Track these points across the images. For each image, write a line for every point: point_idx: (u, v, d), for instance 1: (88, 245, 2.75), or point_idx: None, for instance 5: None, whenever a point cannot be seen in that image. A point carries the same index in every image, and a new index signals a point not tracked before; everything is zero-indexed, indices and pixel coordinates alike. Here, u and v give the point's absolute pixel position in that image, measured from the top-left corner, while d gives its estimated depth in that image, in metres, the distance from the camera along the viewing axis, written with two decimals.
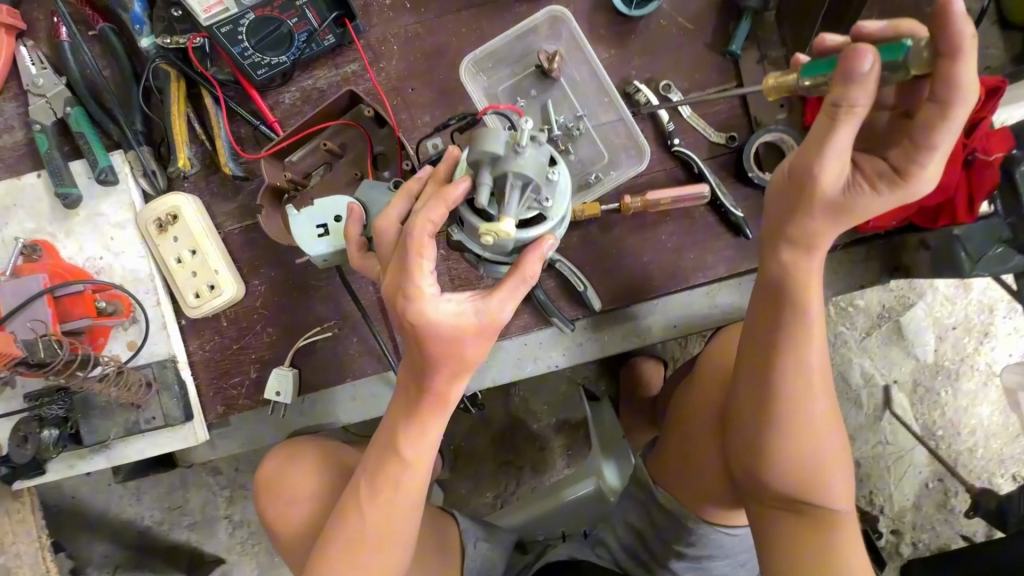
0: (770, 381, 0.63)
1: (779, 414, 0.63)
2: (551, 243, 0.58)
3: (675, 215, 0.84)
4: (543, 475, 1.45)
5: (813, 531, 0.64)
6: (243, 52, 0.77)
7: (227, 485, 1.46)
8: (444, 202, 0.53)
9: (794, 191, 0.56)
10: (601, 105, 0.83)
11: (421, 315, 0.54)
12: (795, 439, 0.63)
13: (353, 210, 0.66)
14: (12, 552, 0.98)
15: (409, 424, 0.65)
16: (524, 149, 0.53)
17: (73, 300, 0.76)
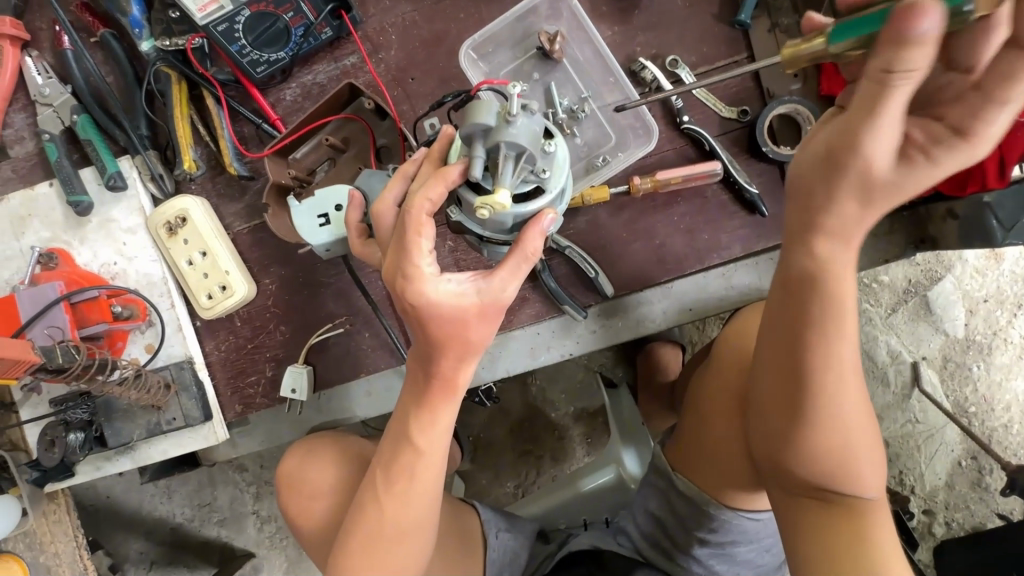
0: (800, 378, 0.58)
1: (809, 413, 0.59)
2: (551, 218, 0.56)
3: (687, 195, 0.81)
4: (563, 464, 1.44)
5: (845, 523, 0.62)
6: (241, 50, 0.76)
7: (253, 482, 1.50)
8: (439, 178, 0.53)
9: (832, 171, 0.48)
10: (606, 85, 0.81)
11: (422, 295, 0.54)
12: (827, 435, 0.59)
13: (353, 197, 0.65)
14: (50, 552, 1.01)
15: (419, 414, 0.64)
16: (516, 118, 0.51)
17: (88, 305, 0.77)
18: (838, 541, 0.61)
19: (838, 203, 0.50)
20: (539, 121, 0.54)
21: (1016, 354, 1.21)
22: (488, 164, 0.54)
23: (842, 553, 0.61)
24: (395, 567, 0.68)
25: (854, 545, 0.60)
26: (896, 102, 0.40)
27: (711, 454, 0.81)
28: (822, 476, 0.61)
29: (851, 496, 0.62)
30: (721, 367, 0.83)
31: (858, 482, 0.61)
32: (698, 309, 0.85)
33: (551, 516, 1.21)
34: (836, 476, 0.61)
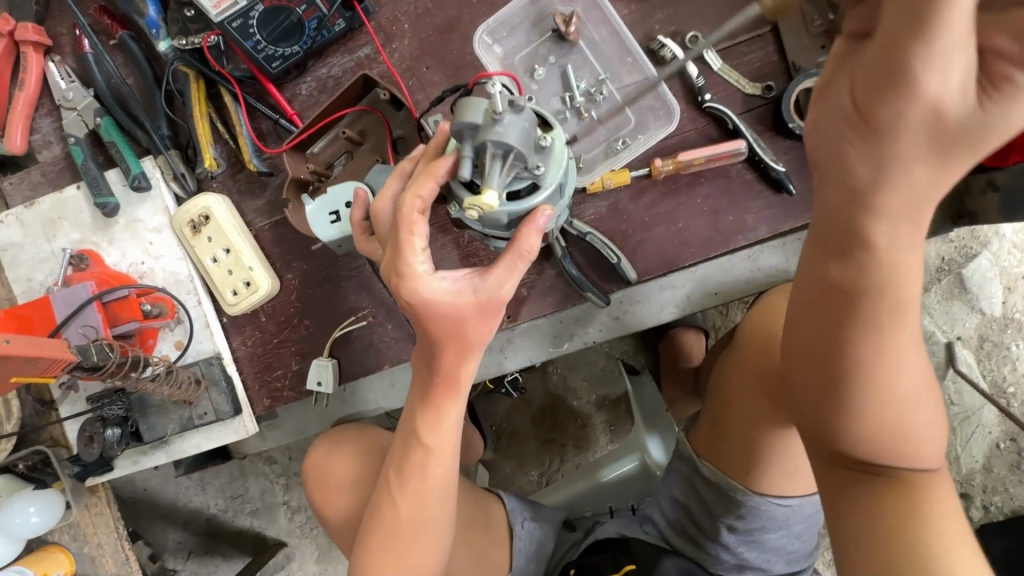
0: (843, 348, 0.48)
1: (855, 385, 0.49)
2: (548, 213, 0.54)
3: (710, 176, 0.79)
4: (586, 452, 1.44)
5: (905, 506, 0.51)
6: (257, 46, 0.76)
7: (283, 473, 1.53)
8: (430, 175, 0.54)
9: (871, 131, 0.40)
10: (624, 65, 0.79)
11: (417, 293, 0.55)
12: (889, 418, 0.49)
13: (359, 194, 0.65)
14: (93, 542, 1.05)
15: (426, 413, 0.65)
16: (503, 115, 0.50)
17: (119, 304, 0.79)
18: (895, 528, 0.51)
19: (895, 172, 0.41)
20: (529, 116, 0.52)
21: None
22: (478, 163, 0.53)
23: (898, 540, 0.50)
24: (413, 565, 0.69)
25: (916, 532, 0.50)
26: (946, 16, 0.33)
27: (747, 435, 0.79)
28: (874, 454, 0.51)
29: (910, 473, 0.51)
30: (743, 350, 0.82)
31: (919, 456, 0.50)
32: (723, 294, 0.84)
33: (576, 504, 1.22)
34: (891, 452, 0.50)
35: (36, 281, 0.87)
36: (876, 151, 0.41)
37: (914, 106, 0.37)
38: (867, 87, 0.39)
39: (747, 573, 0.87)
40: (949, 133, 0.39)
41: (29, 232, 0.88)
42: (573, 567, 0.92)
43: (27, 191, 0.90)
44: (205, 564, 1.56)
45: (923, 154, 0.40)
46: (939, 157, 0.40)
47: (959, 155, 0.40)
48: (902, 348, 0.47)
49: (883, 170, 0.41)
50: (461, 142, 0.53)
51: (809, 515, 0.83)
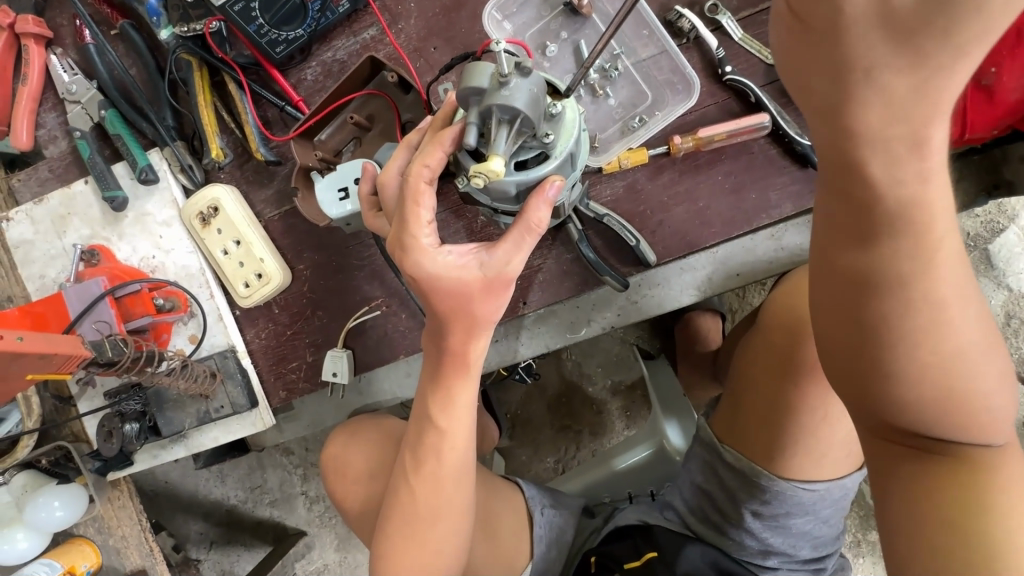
0: (872, 304, 0.44)
1: (889, 355, 0.44)
2: (557, 184, 0.52)
3: (731, 153, 0.76)
4: (602, 438, 1.43)
5: (956, 480, 0.47)
6: (260, 30, 0.74)
7: (300, 464, 1.54)
8: (437, 143, 0.52)
9: (813, 32, 0.38)
10: (640, 39, 0.76)
11: (423, 267, 0.53)
12: (931, 382, 0.44)
13: (365, 168, 0.63)
14: (118, 535, 1.06)
15: (437, 396, 0.63)
16: (510, 79, 0.47)
17: (132, 299, 0.79)
18: (947, 505, 0.47)
19: (859, 79, 0.38)
20: (538, 80, 0.49)
21: None
22: (484, 131, 0.50)
23: (952, 520, 0.46)
24: (431, 554, 0.68)
25: (973, 511, 0.46)
26: None
27: (778, 413, 0.77)
28: (920, 421, 0.46)
29: (963, 443, 0.47)
30: (767, 335, 0.80)
31: (974, 427, 0.46)
32: (746, 274, 0.82)
33: (594, 492, 1.21)
34: (941, 422, 0.46)
35: (49, 278, 0.87)
36: (829, 55, 0.38)
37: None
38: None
39: (772, 558, 0.85)
40: (903, 19, 0.35)
41: (40, 229, 0.87)
42: (594, 554, 0.91)
43: (35, 187, 0.89)
44: (227, 554, 1.58)
45: (885, 50, 0.36)
46: (909, 52, 0.36)
47: (931, 48, 0.35)
48: (942, 306, 0.42)
49: (851, 83, 0.38)
50: (467, 110, 0.51)
51: (837, 500, 0.81)
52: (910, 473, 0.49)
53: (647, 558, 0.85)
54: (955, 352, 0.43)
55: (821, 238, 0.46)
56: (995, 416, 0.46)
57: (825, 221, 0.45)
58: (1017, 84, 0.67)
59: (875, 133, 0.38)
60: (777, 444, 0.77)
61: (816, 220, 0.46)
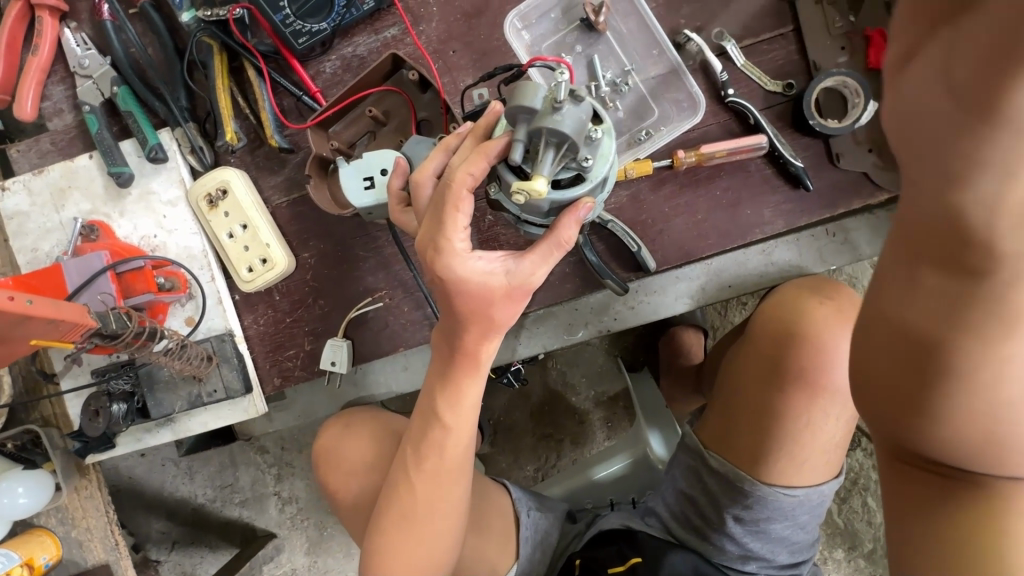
0: (916, 339, 0.41)
1: (929, 394, 0.41)
2: (588, 207, 0.54)
3: (729, 169, 0.80)
4: (582, 448, 1.45)
5: (979, 525, 0.42)
6: (285, 20, 0.77)
7: (274, 463, 1.51)
8: (481, 153, 0.51)
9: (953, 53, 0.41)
10: (650, 58, 0.80)
11: (453, 270, 0.54)
12: (974, 417, 0.40)
13: (397, 163, 0.63)
14: (82, 526, 1.03)
15: (447, 391, 0.64)
16: (563, 104, 0.48)
17: (134, 275, 0.77)
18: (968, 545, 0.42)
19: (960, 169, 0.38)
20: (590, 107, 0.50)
21: None
22: (530, 150, 0.51)
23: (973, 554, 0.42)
24: (426, 546, 0.68)
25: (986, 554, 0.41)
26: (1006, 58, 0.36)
27: (772, 430, 0.80)
28: (951, 454, 0.42)
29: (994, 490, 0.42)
30: (755, 346, 0.83)
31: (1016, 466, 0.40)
32: (737, 286, 0.87)
33: (577, 498, 1.22)
34: (975, 464, 0.41)
35: (42, 251, 0.85)
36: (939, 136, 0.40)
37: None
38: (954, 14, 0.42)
39: (751, 563, 0.88)
40: None
41: (37, 201, 0.85)
42: (579, 558, 0.92)
43: (35, 159, 0.88)
44: (189, 555, 1.53)
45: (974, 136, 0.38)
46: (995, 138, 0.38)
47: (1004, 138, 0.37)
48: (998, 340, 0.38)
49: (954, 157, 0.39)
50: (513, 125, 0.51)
51: (816, 507, 0.84)
52: (932, 507, 0.44)
53: (630, 564, 0.88)
54: (999, 389, 0.39)
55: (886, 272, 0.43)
56: None
57: (906, 257, 0.42)
58: None
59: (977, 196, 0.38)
60: (777, 456, 0.80)
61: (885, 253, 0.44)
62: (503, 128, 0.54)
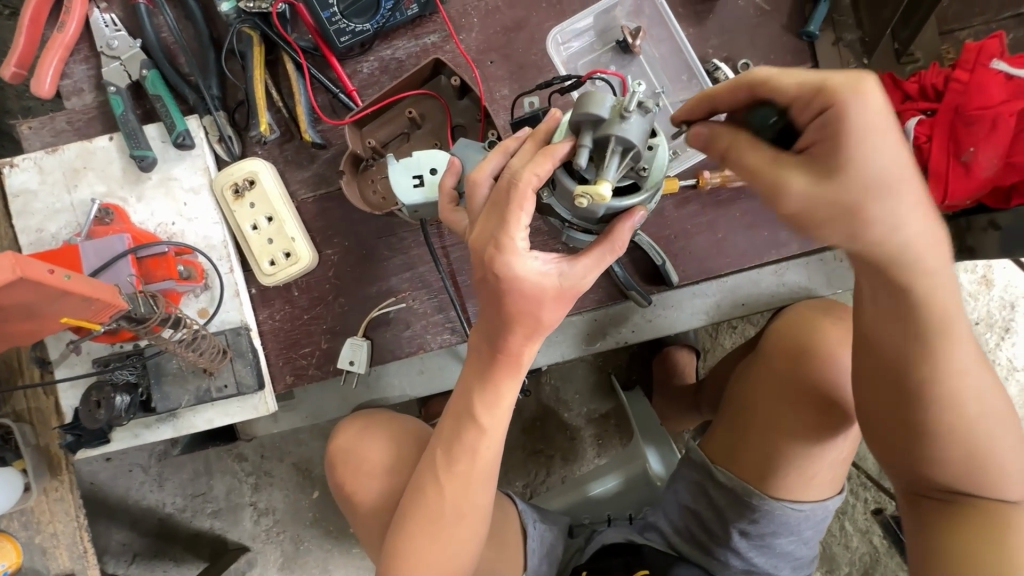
0: (913, 371, 0.57)
1: (925, 410, 0.58)
2: (642, 215, 0.55)
3: (750, 193, 0.84)
4: (573, 465, 1.45)
5: (986, 527, 0.58)
6: (331, 18, 0.79)
7: (252, 472, 1.43)
8: (547, 155, 0.52)
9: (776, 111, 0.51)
10: (679, 83, 0.83)
11: (511, 269, 0.54)
12: (955, 432, 0.58)
13: (453, 164, 0.65)
14: (48, 532, 0.95)
15: (485, 393, 0.64)
16: (631, 114, 0.50)
17: (155, 261, 0.75)
18: (962, 536, 0.59)
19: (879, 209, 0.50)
20: (654, 118, 0.51)
21: (1008, 372, 1.23)
22: (594, 156, 0.52)
23: (974, 549, 0.57)
24: (450, 553, 0.67)
25: (990, 550, 0.57)
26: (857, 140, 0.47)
27: (784, 445, 0.81)
28: (947, 470, 0.60)
29: (985, 498, 0.59)
30: (770, 361, 0.87)
31: (989, 477, 0.59)
32: (750, 304, 0.90)
33: (575, 512, 1.20)
34: (967, 476, 0.59)
35: (47, 233, 0.81)
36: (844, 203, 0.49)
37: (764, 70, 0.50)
38: (739, 82, 0.51)
39: None
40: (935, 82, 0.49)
41: (47, 180, 0.82)
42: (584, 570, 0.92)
43: (47, 137, 0.85)
44: (151, 568, 1.44)
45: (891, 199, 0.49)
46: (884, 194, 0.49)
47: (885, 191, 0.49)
48: (963, 366, 0.57)
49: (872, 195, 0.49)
50: (577, 130, 0.52)
51: (819, 523, 0.87)
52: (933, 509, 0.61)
53: None
54: (970, 411, 0.57)
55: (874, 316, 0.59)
56: (1005, 472, 0.58)
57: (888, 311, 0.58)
58: (989, 163, 0.76)
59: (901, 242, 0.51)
60: (788, 472, 0.82)
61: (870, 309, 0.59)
62: (564, 133, 0.55)
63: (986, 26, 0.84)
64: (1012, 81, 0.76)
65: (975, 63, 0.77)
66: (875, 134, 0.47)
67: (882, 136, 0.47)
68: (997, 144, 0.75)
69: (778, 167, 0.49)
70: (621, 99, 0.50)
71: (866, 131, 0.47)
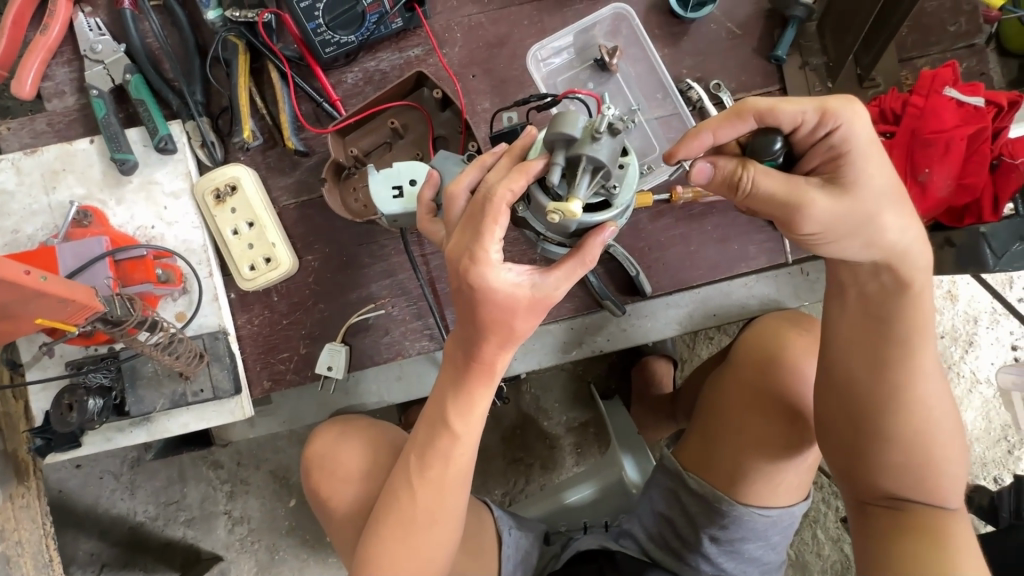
0: (882, 367, 0.63)
1: (887, 405, 0.63)
2: (612, 231, 0.57)
3: (721, 207, 0.87)
4: (552, 473, 1.46)
5: (924, 528, 0.63)
6: (316, 29, 0.79)
7: (228, 480, 1.41)
8: (522, 172, 0.54)
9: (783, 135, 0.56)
10: (654, 100, 0.87)
11: (484, 279, 0.56)
12: (910, 432, 0.63)
13: (431, 176, 0.66)
14: (11, 540, 0.90)
15: (459, 400, 0.65)
16: (602, 135, 0.52)
17: (133, 264, 0.76)
18: (905, 534, 0.63)
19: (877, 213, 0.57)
20: (624, 139, 0.54)
21: (970, 384, 1.28)
22: (566, 173, 0.54)
23: (915, 547, 0.61)
24: (423, 558, 0.67)
25: (928, 548, 0.61)
26: (864, 154, 0.55)
27: (752, 453, 0.84)
28: (898, 470, 0.64)
29: (925, 503, 0.64)
30: (739, 372, 0.89)
31: (931, 482, 0.64)
32: (722, 315, 0.93)
33: (552, 520, 1.21)
34: (912, 483, 0.64)
35: (24, 234, 0.81)
36: (849, 212, 0.56)
37: (756, 102, 0.55)
38: (733, 113, 0.56)
39: None
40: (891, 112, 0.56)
41: (25, 181, 0.82)
42: None
43: (27, 138, 0.85)
44: None
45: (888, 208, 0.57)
46: (878, 202, 0.56)
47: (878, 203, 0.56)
48: (926, 370, 0.63)
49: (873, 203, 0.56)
50: (551, 148, 0.55)
51: (786, 528, 0.89)
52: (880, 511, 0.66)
53: None
54: (923, 415, 0.63)
55: (853, 316, 0.65)
56: (946, 479, 0.64)
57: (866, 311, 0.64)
58: (943, 183, 0.80)
59: (885, 244, 0.58)
60: (753, 480, 0.84)
61: (851, 309, 0.65)
62: (538, 150, 0.57)
63: (943, 55, 0.89)
64: (965, 107, 0.80)
65: (929, 89, 0.81)
66: (873, 153, 0.55)
67: (876, 157, 0.55)
68: (949, 167, 0.80)
69: (804, 187, 0.55)
70: (593, 120, 0.53)
71: (866, 149, 0.55)
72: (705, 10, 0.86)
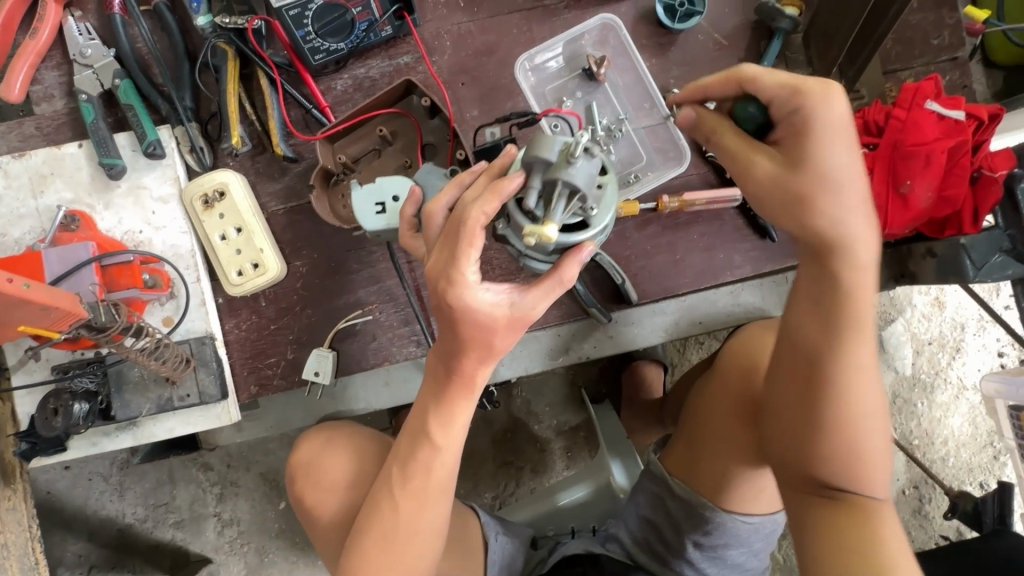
0: (820, 353, 0.59)
1: (825, 396, 0.60)
2: (591, 250, 0.58)
3: (707, 216, 0.88)
4: (542, 477, 1.47)
5: (850, 522, 0.61)
6: (305, 36, 0.79)
7: (218, 482, 1.41)
8: (496, 194, 0.54)
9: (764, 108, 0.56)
10: (641, 110, 0.88)
11: (461, 299, 0.56)
12: (844, 421, 0.60)
13: (413, 193, 0.67)
14: None
15: (440, 412, 0.65)
16: (577, 159, 0.53)
17: (119, 269, 0.76)
18: (835, 528, 0.61)
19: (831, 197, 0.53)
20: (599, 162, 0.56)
21: (956, 391, 1.29)
22: (543, 196, 0.55)
23: (842, 542, 0.60)
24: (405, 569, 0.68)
25: (854, 541, 0.59)
26: (821, 134, 0.52)
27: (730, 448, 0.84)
28: (830, 463, 0.61)
29: (857, 494, 0.62)
30: (726, 370, 0.89)
31: (863, 473, 0.61)
32: (707, 323, 0.94)
33: (540, 524, 1.21)
34: (844, 474, 0.61)
35: (11, 237, 0.81)
36: (801, 196, 0.54)
37: (750, 67, 0.55)
38: (730, 78, 0.57)
39: None
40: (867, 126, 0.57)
41: (12, 184, 0.82)
42: None
43: (16, 141, 0.85)
44: None
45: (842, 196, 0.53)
46: (833, 187, 0.53)
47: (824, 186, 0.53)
48: (866, 357, 0.58)
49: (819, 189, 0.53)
50: (528, 170, 0.55)
51: (768, 536, 0.90)
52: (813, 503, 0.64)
53: None
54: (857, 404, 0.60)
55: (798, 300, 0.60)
56: (878, 468, 0.61)
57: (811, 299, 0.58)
58: (924, 196, 0.81)
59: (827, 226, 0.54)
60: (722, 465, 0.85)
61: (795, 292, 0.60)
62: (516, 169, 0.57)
63: (926, 67, 0.91)
64: (946, 121, 0.81)
65: (911, 102, 0.82)
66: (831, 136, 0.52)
67: (833, 140, 0.52)
68: (930, 178, 0.80)
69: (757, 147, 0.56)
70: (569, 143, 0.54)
71: (825, 129, 0.52)
72: (692, 21, 0.86)
